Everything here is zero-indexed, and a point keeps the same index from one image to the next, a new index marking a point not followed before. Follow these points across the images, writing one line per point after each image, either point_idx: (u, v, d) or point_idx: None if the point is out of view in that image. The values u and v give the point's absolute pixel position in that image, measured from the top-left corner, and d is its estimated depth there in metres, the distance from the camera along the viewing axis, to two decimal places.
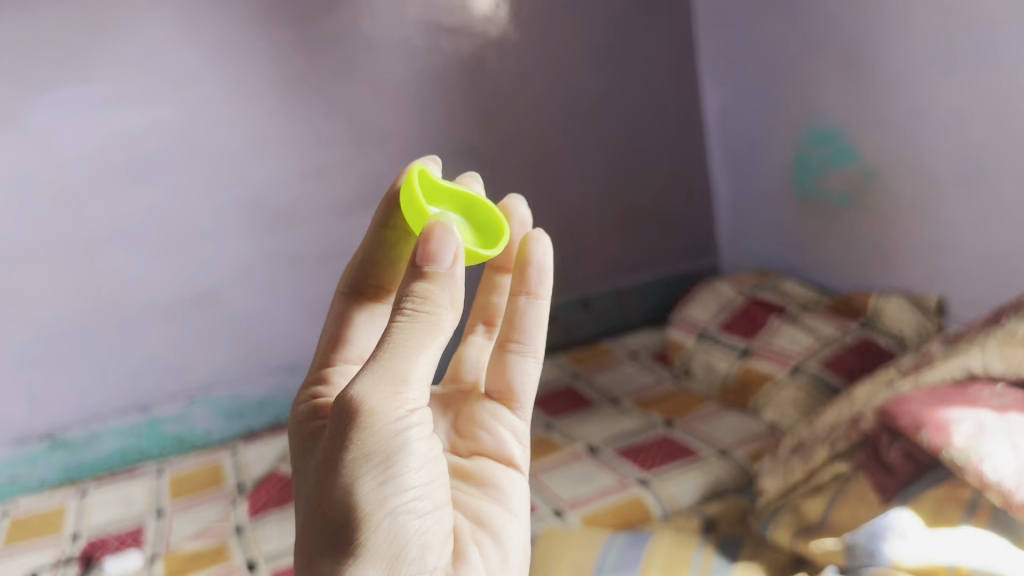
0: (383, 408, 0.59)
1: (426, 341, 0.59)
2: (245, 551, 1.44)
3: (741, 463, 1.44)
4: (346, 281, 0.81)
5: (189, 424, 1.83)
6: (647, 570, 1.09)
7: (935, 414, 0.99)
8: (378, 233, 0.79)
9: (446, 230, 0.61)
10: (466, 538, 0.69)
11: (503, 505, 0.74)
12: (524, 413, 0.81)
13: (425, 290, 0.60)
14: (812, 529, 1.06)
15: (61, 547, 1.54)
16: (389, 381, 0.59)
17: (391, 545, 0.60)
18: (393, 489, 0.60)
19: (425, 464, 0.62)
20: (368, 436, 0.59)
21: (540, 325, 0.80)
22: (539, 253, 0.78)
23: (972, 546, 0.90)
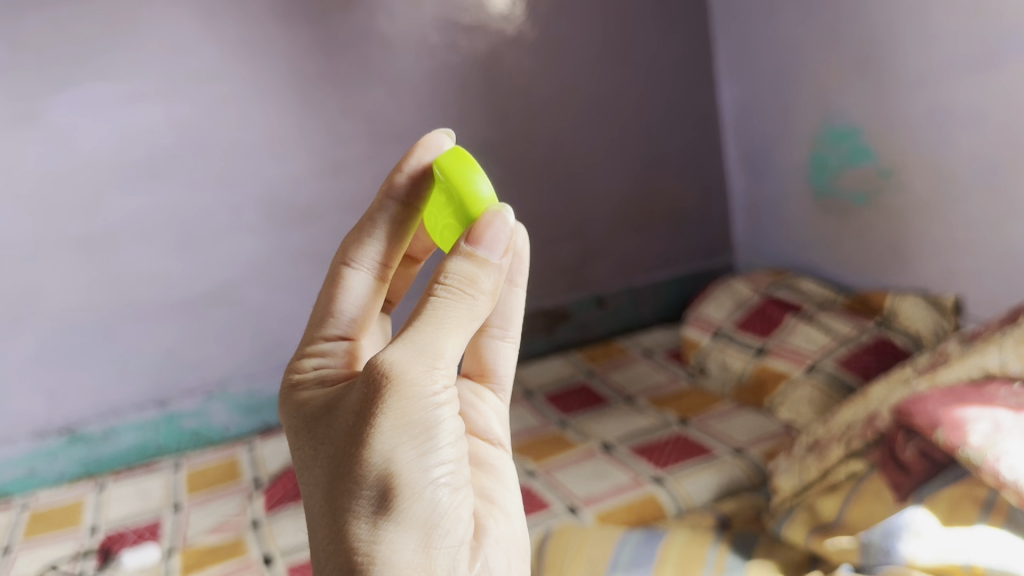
0: (422, 381, 0.59)
1: (465, 320, 0.61)
2: (262, 545, 1.46)
3: (756, 462, 1.43)
4: (351, 253, 0.74)
5: (207, 419, 1.85)
6: (661, 568, 1.09)
7: (951, 413, 0.99)
8: (391, 207, 0.74)
9: (504, 220, 0.65)
10: (483, 512, 0.69)
11: (501, 480, 0.73)
12: (504, 391, 0.80)
13: (469, 271, 0.62)
14: (828, 527, 1.06)
15: (80, 540, 1.56)
16: (428, 355, 0.59)
17: (426, 515, 0.60)
18: (431, 461, 0.60)
19: (458, 440, 0.62)
20: (406, 407, 0.58)
21: (517, 310, 0.75)
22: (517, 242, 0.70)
23: (987, 546, 0.90)
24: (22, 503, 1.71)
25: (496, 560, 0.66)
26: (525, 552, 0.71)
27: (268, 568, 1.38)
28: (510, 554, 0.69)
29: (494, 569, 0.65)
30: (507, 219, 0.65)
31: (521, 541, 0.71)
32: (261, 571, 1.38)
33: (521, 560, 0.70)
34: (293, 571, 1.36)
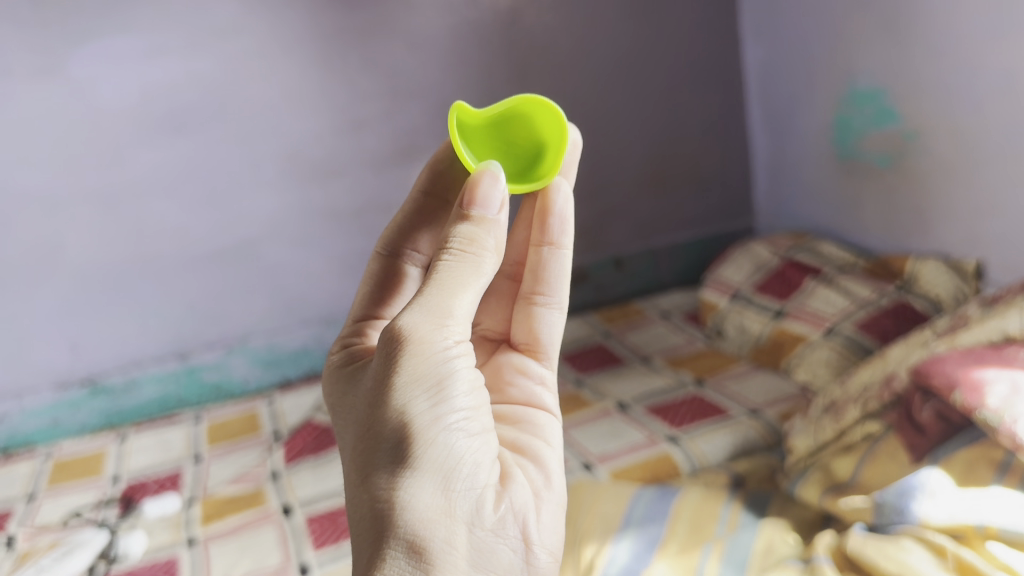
0: (431, 337, 0.60)
1: (472, 278, 0.62)
2: (281, 496, 1.49)
3: (772, 422, 1.44)
4: (384, 243, 0.82)
5: (227, 373, 1.88)
6: (674, 525, 1.11)
7: (969, 374, 0.96)
8: (418, 199, 0.83)
9: (494, 178, 0.65)
10: (510, 461, 0.68)
11: (537, 435, 0.73)
12: (551, 362, 0.80)
13: (471, 233, 0.64)
14: (843, 487, 1.06)
15: (102, 489, 1.60)
16: (436, 314, 0.61)
17: (442, 461, 0.60)
18: (444, 410, 0.60)
19: (473, 390, 0.62)
20: (417, 360, 0.60)
21: (562, 277, 0.78)
22: (560, 200, 0.75)
23: (1003, 507, 0.88)
24: (46, 453, 1.75)
25: (524, 501, 0.65)
26: (563, 498, 0.70)
27: (287, 519, 1.41)
28: (540, 500, 0.67)
29: (520, 512, 0.64)
30: (498, 173, 0.65)
31: (559, 494, 0.69)
32: (281, 521, 1.41)
33: (556, 506, 0.68)
34: (312, 521, 1.40)
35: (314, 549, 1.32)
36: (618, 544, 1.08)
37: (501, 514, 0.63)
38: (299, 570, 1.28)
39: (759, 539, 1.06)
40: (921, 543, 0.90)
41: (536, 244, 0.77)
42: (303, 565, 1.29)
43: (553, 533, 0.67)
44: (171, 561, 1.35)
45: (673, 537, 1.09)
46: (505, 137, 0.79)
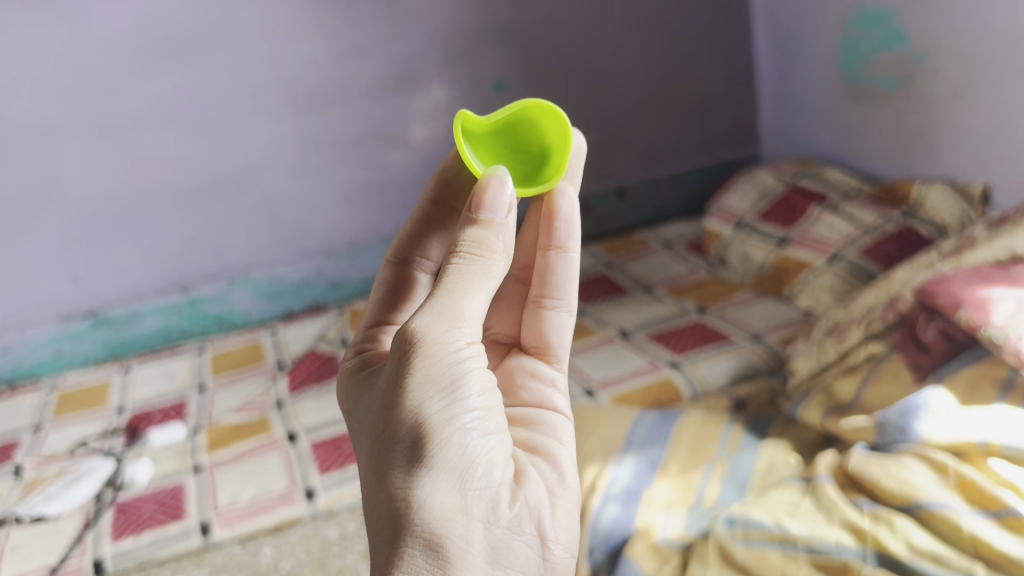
0: (444, 338, 0.57)
1: (482, 281, 0.59)
2: (286, 423, 1.50)
3: (774, 347, 1.44)
4: (394, 250, 0.78)
5: (229, 305, 1.88)
6: (675, 447, 1.12)
7: (975, 292, 0.95)
8: (428, 207, 0.79)
9: (501, 182, 0.62)
10: (524, 459, 0.65)
11: (550, 435, 0.70)
12: (562, 365, 0.76)
13: (480, 236, 0.61)
14: (844, 408, 1.06)
15: (107, 419, 1.61)
16: (449, 316, 0.58)
17: (458, 460, 0.57)
18: (458, 410, 0.57)
19: (486, 390, 0.60)
20: (430, 362, 0.56)
21: (571, 280, 0.75)
22: (565, 205, 0.73)
23: (1005, 425, 0.87)
24: (51, 384, 1.76)
25: (538, 497, 0.62)
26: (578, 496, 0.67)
27: (291, 445, 1.43)
28: (555, 498, 0.64)
29: (536, 509, 0.62)
30: (506, 178, 0.63)
31: (573, 491, 0.67)
32: (286, 448, 1.42)
33: (570, 504, 0.65)
34: (317, 447, 1.41)
35: (320, 474, 1.34)
36: (620, 466, 1.09)
37: (516, 511, 0.60)
38: (305, 493, 1.30)
39: (760, 459, 1.07)
40: (924, 461, 0.90)
41: (542, 249, 0.74)
42: (309, 489, 1.31)
43: (568, 530, 0.64)
44: (178, 488, 1.36)
45: (674, 458, 1.11)
46: (511, 141, 0.74)
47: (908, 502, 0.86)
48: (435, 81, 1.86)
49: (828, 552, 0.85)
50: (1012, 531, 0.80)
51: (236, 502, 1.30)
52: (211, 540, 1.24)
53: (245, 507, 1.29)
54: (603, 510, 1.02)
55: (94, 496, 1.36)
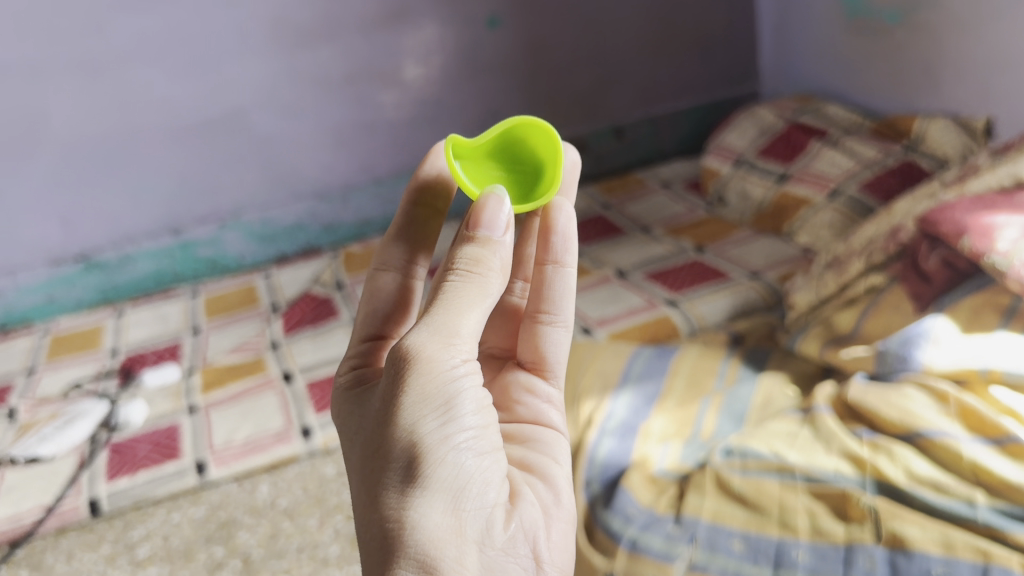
0: (439, 355, 0.56)
1: (478, 299, 0.59)
2: (281, 363, 1.49)
3: (772, 283, 1.42)
4: (381, 257, 0.77)
5: (222, 248, 1.87)
6: (672, 381, 1.12)
7: (978, 220, 0.93)
8: (411, 211, 0.78)
9: (499, 201, 0.63)
10: (519, 479, 0.64)
11: (545, 454, 0.70)
12: (558, 380, 0.76)
13: (477, 254, 0.61)
14: (842, 339, 1.05)
15: (100, 362, 1.60)
16: (444, 333, 0.56)
17: (453, 479, 0.55)
18: (453, 429, 0.56)
19: (481, 408, 0.58)
20: (424, 380, 0.55)
21: (568, 296, 0.74)
22: (562, 220, 0.73)
23: (1007, 352, 0.86)
24: (44, 329, 1.75)
25: (533, 518, 0.61)
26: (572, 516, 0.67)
27: (287, 385, 1.42)
28: (550, 518, 0.64)
29: (529, 529, 0.60)
30: (504, 198, 0.63)
31: (568, 510, 0.67)
32: (282, 387, 1.41)
33: (565, 525, 0.65)
34: (313, 387, 1.40)
35: (316, 413, 1.33)
36: (617, 399, 1.09)
37: (511, 532, 0.58)
38: (301, 432, 1.29)
39: (757, 392, 1.06)
40: (924, 390, 0.89)
41: (539, 264, 0.74)
42: (305, 427, 1.30)
43: (563, 550, 0.64)
44: (173, 428, 1.35)
45: (671, 392, 1.10)
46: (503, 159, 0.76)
47: (908, 431, 0.85)
48: (428, 17, 1.81)
49: (827, 481, 0.85)
50: (1013, 458, 0.79)
51: (232, 442, 1.29)
52: (207, 479, 1.23)
53: (241, 445, 1.28)
54: (599, 443, 1.01)
55: (89, 437, 1.35)
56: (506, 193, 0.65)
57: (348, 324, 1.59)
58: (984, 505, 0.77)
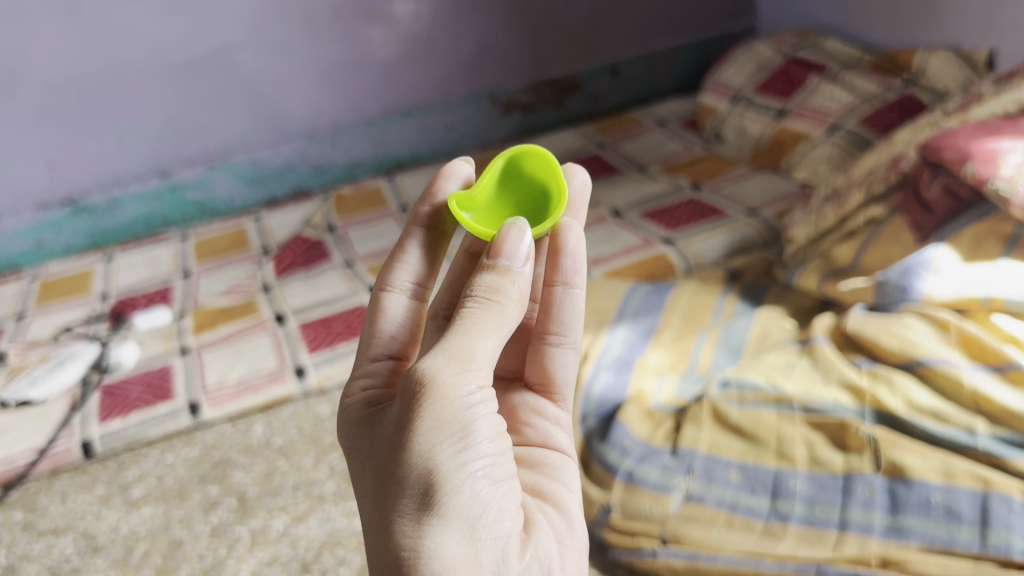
0: (455, 381, 0.51)
1: (497, 327, 0.54)
2: (273, 305, 1.47)
3: (769, 221, 1.40)
4: (387, 277, 0.69)
5: (212, 191, 1.85)
6: (669, 316, 1.11)
7: (982, 146, 0.90)
8: (420, 233, 0.71)
9: (522, 232, 0.58)
10: (531, 508, 0.59)
11: (555, 480, 0.64)
12: (567, 402, 0.71)
13: (495, 283, 0.56)
14: (841, 272, 1.03)
15: (91, 306, 1.58)
16: (460, 358, 0.52)
17: (471, 509, 0.50)
18: (470, 456, 0.51)
19: (498, 435, 0.53)
20: (440, 404, 0.50)
21: (577, 317, 0.69)
22: (572, 240, 0.67)
23: (1009, 279, 0.85)
24: (32, 274, 1.73)
25: (549, 551, 0.56)
26: (584, 547, 0.61)
27: (280, 327, 1.40)
28: (564, 548, 0.59)
29: (546, 562, 0.55)
30: (525, 228, 0.59)
31: (581, 541, 0.61)
32: (275, 329, 1.40)
33: (579, 556, 0.59)
34: (305, 328, 1.39)
35: (309, 353, 1.32)
36: (613, 334, 1.08)
37: (527, 564, 0.52)
38: (295, 371, 1.28)
39: (754, 326, 1.05)
40: (924, 319, 0.88)
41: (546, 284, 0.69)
42: (299, 367, 1.29)
43: None
44: (165, 369, 1.34)
45: (668, 327, 1.09)
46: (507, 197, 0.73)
47: (908, 360, 0.84)
48: None
49: (825, 411, 0.84)
50: (1014, 385, 0.78)
51: (225, 382, 1.28)
52: (201, 419, 1.22)
53: (234, 385, 1.27)
54: (595, 378, 1.00)
55: (80, 379, 1.33)
56: (527, 224, 0.60)
57: (340, 266, 1.57)
58: (984, 433, 0.76)
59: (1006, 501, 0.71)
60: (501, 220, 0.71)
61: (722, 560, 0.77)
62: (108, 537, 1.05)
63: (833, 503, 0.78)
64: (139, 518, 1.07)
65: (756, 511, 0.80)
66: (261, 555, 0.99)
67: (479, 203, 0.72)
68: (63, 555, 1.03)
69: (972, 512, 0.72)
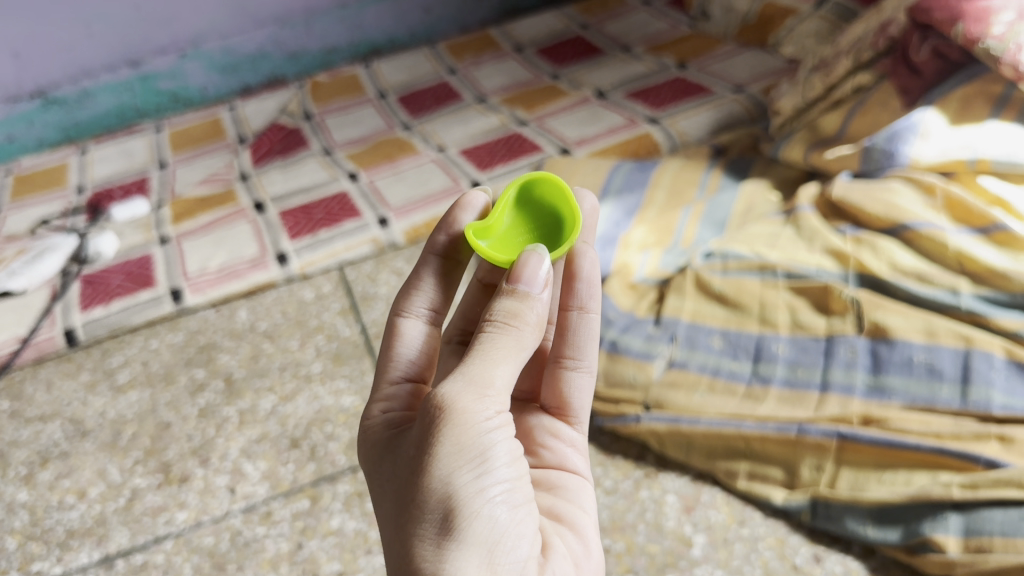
0: (474, 406, 0.48)
1: (514, 353, 0.51)
2: (252, 193, 1.45)
3: (756, 98, 1.38)
4: (402, 305, 0.64)
5: (184, 81, 1.81)
6: (653, 192, 1.10)
7: (974, 5, 0.88)
8: (435, 260, 0.66)
9: (541, 258, 0.55)
10: (547, 529, 0.55)
11: (571, 501, 0.60)
12: (582, 425, 0.67)
13: (513, 308, 0.53)
14: (827, 142, 1.02)
15: (67, 199, 1.55)
16: (479, 383, 0.49)
17: (489, 536, 0.47)
18: (487, 481, 0.48)
19: (514, 459, 0.50)
20: (458, 431, 0.47)
21: (591, 343, 0.66)
22: (586, 264, 0.65)
23: (996, 139, 0.84)
24: (6, 169, 1.69)
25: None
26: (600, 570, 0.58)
27: (259, 214, 1.38)
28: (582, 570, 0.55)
29: None
30: (544, 255, 0.56)
31: (597, 561, 0.57)
32: (254, 216, 1.38)
33: None
34: (285, 214, 1.37)
35: (290, 240, 1.31)
36: (598, 209, 1.07)
37: None
38: (277, 258, 1.27)
39: (738, 199, 1.04)
40: (911, 184, 0.87)
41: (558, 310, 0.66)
42: (281, 253, 1.28)
43: None
44: (146, 258, 1.32)
45: (652, 203, 1.08)
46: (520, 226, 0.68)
47: (893, 224, 0.84)
48: None
49: (808, 277, 0.84)
50: (998, 246, 0.78)
51: (207, 269, 1.27)
52: (184, 306, 1.22)
53: (216, 272, 1.26)
54: None
55: (60, 271, 1.31)
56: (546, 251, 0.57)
57: (319, 154, 1.55)
58: (967, 293, 0.76)
59: (988, 358, 0.72)
60: (517, 247, 0.66)
61: (704, 424, 0.77)
62: (96, 422, 1.04)
63: (815, 366, 0.79)
64: (126, 402, 1.07)
65: (738, 375, 0.81)
66: (250, 433, 1.00)
67: (493, 231, 0.66)
68: (52, 440, 1.03)
69: (954, 369, 0.73)
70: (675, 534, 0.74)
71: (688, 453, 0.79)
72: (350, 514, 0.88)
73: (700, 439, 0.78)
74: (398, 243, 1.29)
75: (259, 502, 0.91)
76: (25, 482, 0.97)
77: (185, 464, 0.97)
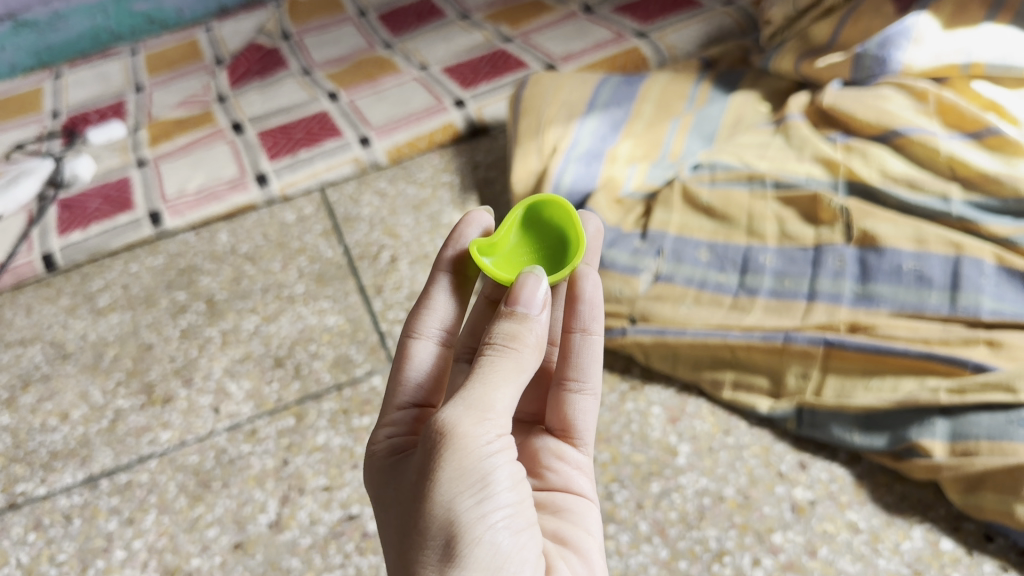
0: (475, 431, 0.46)
1: (515, 375, 0.49)
2: (229, 115, 1.42)
3: (747, 10, 1.35)
4: (414, 324, 0.61)
5: (159, 2, 1.76)
6: (642, 105, 1.07)
7: None
8: (446, 277, 0.63)
9: (538, 279, 0.53)
10: (552, 553, 0.52)
11: (577, 525, 0.57)
12: (588, 449, 0.64)
13: (513, 329, 0.51)
14: (819, 52, 0.99)
15: (42, 124, 1.51)
16: (479, 407, 0.47)
17: (491, 563, 0.45)
18: (489, 507, 0.46)
19: (516, 483, 0.48)
20: (459, 457, 0.45)
21: (596, 363, 0.63)
22: (589, 286, 0.63)
23: (989, 41, 0.82)
24: None
25: None
26: None
27: (238, 135, 1.35)
28: None
29: None
30: (542, 276, 0.54)
31: None
32: (233, 137, 1.35)
33: None
34: (265, 135, 1.34)
35: (269, 160, 1.28)
36: (584, 123, 1.02)
37: None
38: (257, 179, 1.24)
39: (727, 111, 1.02)
40: (903, 91, 0.85)
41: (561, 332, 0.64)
42: (260, 174, 1.25)
43: None
44: (124, 181, 1.29)
45: (640, 116, 1.05)
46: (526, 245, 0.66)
47: (884, 131, 0.82)
48: None
49: (798, 186, 0.82)
50: (991, 151, 0.76)
51: (185, 191, 1.24)
52: (163, 229, 1.19)
53: (194, 194, 1.23)
54: (564, 170, 0.95)
55: (37, 195, 1.28)
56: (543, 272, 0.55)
57: (298, 74, 1.50)
58: (959, 199, 0.75)
59: (978, 265, 0.70)
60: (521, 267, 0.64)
61: (690, 334, 0.77)
62: (77, 345, 1.03)
63: (802, 276, 0.78)
64: (108, 324, 1.06)
65: (725, 287, 0.80)
66: (234, 353, 0.99)
67: (498, 249, 0.64)
68: (32, 363, 1.02)
69: (943, 277, 0.71)
70: (660, 443, 0.75)
71: (673, 364, 0.78)
72: (336, 431, 0.88)
73: (686, 349, 0.77)
74: (380, 163, 1.26)
75: (244, 421, 0.90)
76: (6, 405, 0.96)
77: (168, 385, 0.96)
